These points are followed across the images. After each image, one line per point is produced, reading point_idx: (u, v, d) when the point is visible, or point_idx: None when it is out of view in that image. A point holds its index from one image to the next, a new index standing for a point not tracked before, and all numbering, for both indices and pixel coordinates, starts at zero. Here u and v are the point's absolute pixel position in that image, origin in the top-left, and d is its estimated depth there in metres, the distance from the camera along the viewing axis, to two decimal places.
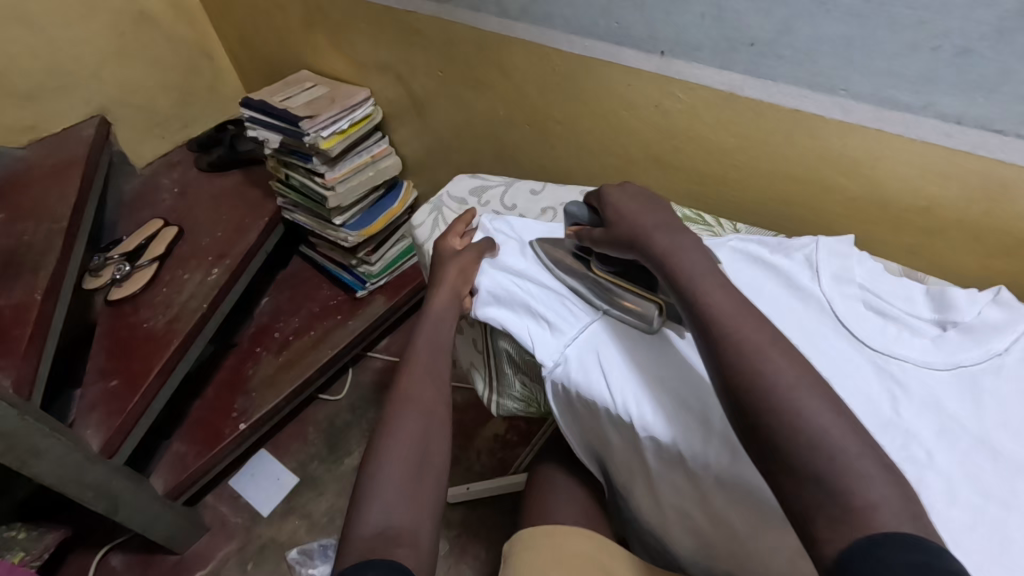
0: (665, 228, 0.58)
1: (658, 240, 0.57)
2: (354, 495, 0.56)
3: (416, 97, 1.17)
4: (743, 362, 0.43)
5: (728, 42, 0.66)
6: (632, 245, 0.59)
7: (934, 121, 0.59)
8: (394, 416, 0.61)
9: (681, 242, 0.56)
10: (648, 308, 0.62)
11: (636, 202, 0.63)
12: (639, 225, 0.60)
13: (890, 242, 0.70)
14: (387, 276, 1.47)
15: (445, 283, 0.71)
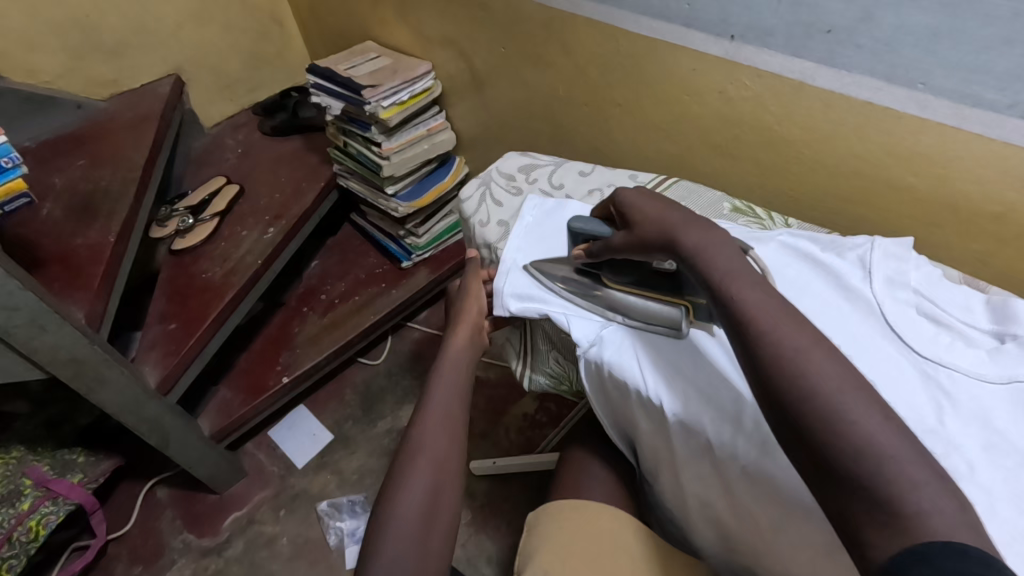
0: (694, 222, 0.53)
1: (689, 234, 0.51)
2: (369, 529, 0.61)
3: (477, 72, 1.17)
4: (794, 364, 0.41)
5: (803, 28, 0.64)
6: (666, 244, 0.53)
7: (1018, 122, 0.55)
8: (409, 455, 0.64)
9: (713, 244, 0.50)
10: (676, 312, 0.59)
11: (657, 202, 0.57)
12: (664, 220, 0.54)
13: (958, 249, 0.66)
14: (432, 249, 1.49)
15: (465, 323, 0.74)
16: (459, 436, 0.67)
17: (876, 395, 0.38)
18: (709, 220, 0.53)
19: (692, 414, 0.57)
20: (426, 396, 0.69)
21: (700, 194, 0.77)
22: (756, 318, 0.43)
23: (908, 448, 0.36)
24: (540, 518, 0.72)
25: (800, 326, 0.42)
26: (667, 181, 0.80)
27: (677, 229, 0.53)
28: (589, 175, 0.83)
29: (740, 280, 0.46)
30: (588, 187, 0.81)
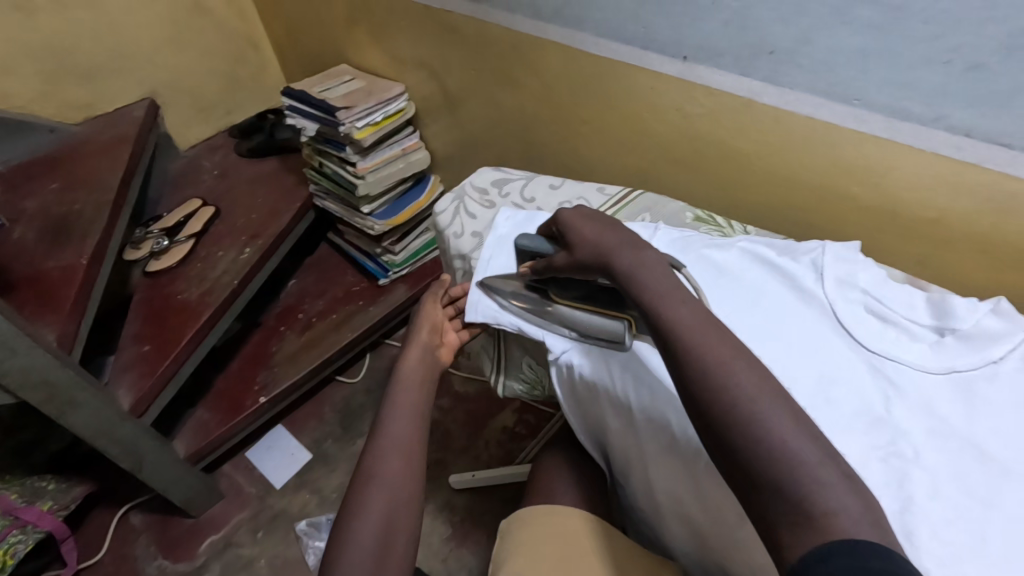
0: (626, 243, 0.59)
1: (623, 256, 0.57)
2: (329, 550, 0.61)
3: (449, 93, 1.21)
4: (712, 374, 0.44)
5: (749, 50, 0.68)
6: (602, 260, 0.58)
7: (944, 134, 0.59)
8: (367, 473, 0.66)
9: (642, 261, 0.55)
10: (616, 325, 0.63)
11: (596, 223, 0.63)
12: (599, 240, 0.60)
13: (901, 253, 0.70)
14: (409, 266, 1.51)
15: (415, 344, 0.76)
16: (414, 451, 0.68)
17: (788, 401, 0.42)
18: (640, 242, 0.59)
19: (658, 410, 0.60)
20: (384, 415, 0.71)
21: (664, 204, 0.81)
22: (687, 331, 0.47)
23: (817, 450, 0.39)
24: (507, 530, 0.73)
25: (718, 337, 0.46)
26: (634, 194, 0.83)
27: (614, 248, 0.58)
28: (559, 188, 0.86)
29: (672, 297, 0.51)
30: (559, 200, 0.84)
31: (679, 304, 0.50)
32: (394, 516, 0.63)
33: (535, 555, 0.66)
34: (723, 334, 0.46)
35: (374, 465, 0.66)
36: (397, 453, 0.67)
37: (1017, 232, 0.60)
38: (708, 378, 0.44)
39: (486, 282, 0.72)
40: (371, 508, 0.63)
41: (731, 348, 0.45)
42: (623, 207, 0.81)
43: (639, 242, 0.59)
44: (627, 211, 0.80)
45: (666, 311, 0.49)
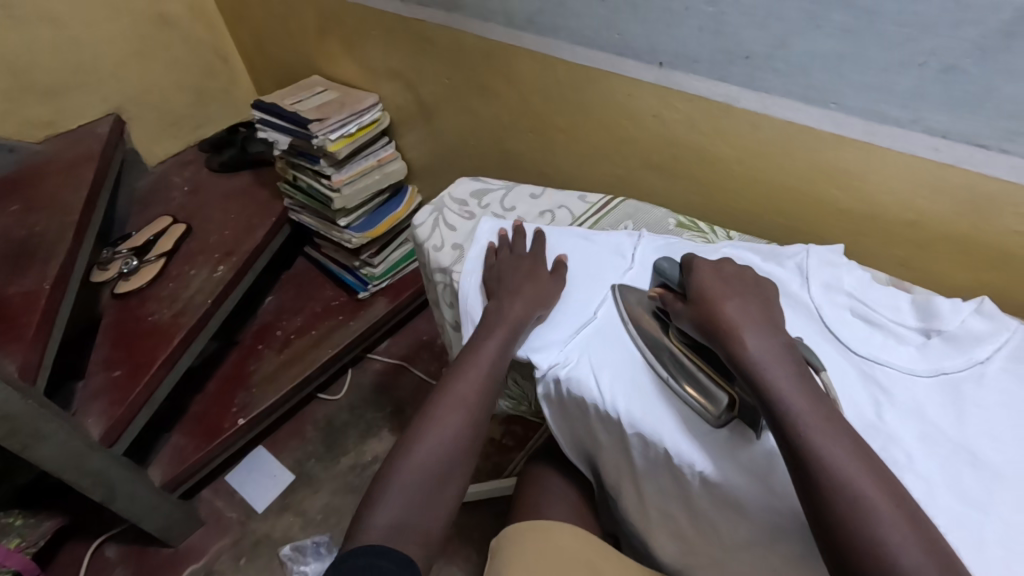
0: (756, 325, 0.53)
1: (749, 338, 0.51)
2: (372, 485, 0.58)
3: (424, 103, 1.19)
4: (826, 465, 0.44)
5: (724, 55, 0.67)
6: (721, 338, 0.53)
7: (921, 135, 0.59)
8: (428, 418, 0.61)
9: (772, 357, 0.50)
10: (717, 398, 0.55)
11: (730, 285, 0.57)
12: (722, 317, 0.54)
13: (879, 253, 0.71)
14: (389, 278, 1.48)
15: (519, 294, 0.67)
16: (477, 418, 0.62)
17: (930, 539, 0.41)
18: (774, 325, 0.53)
19: (650, 427, 0.57)
20: (459, 361, 0.65)
21: (644, 211, 0.80)
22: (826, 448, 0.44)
23: (935, 561, 0.39)
24: (520, 530, 0.67)
25: (859, 459, 0.44)
26: (614, 202, 0.82)
27: (740, 329, 0.52)
28: (540, 198, 0.85)
29: (808, 405, 0.47)
30: (540, 210, 0.83)
31: (818, 411, 0.46)
32: (442, 476, 0.59)
33: (571, 556, 0.62)
34: (861, 452, 0.44)
35: (437, 414, 0.61)
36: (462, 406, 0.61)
37: (995, 231, 0.60)
38: (851, 512, 0.41)
39: (622, 288, 0.67)
40: (422, 459, 0.59)
41: (875, 478, 0.43)
42: (603, 217, 0.80)
43: (778, 326, 0.53)
44: (608, 220, 0.80)
45: (799, 417, 0.46)
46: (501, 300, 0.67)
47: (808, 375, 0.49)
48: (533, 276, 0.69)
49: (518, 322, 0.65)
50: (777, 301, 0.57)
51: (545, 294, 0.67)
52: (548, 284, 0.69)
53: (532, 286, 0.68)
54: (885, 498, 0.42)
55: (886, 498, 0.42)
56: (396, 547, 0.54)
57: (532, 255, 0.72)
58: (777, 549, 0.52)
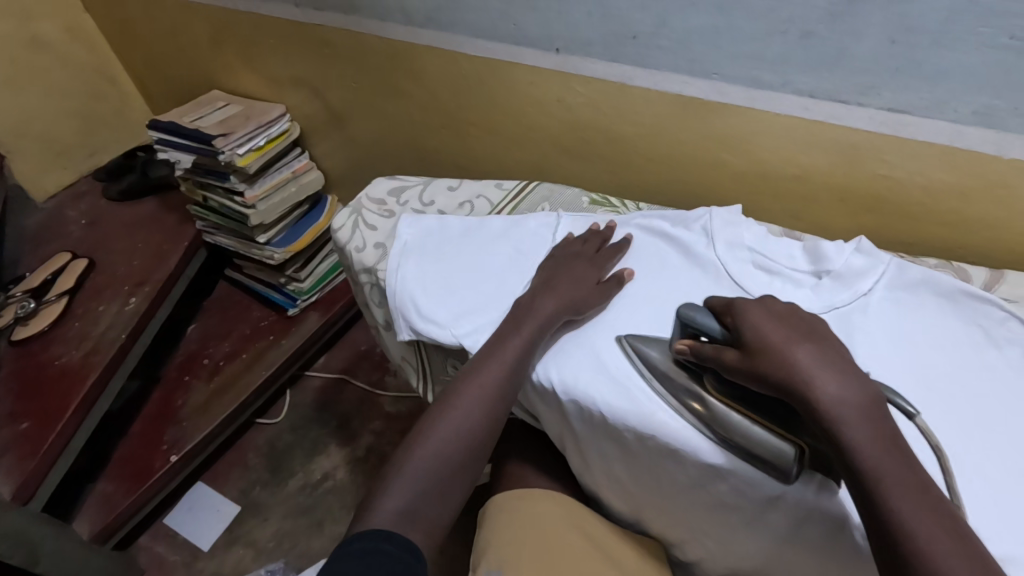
0: (834, 373, 0.47)
1: (824, 385, 0.47)
2: (383, 472, 0.59)
3: (333, 108, 1.17)
4: (913, 544, 0.41)
5: (614, 37, 0.71)
6: (794, 392, 0.48)
7: (793, 96, 0.65)
8: (444, 404, 0.61)
9: (853, 414, 0.45)
10: (783, 452, 0.51)
11: (789, 329, 0.51)
12: (795, 371, 0.48)
13: (772, 208, 0.77)
14: (319, 292, 1.45)
15: (551, 293, 0.65)
16: (495, 416, 0.61)
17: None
18: (852, 373, 0.48)
19: (581, 389, 0.60)
20: (480, 357, 0.63)
21: (560, 192, 0.83)
22: (888, 484, 0.43)
23: None
24: (510, 498, 0.70)
25: (943, 521, 0.41)
26: (529, 186, 0.84)
27: (814, 375, 0.47)
28: (458, 189, 0.86)
29: (886, 453, 0.44)
30: (458, 201, 0.84)
31: (898, 468, 0.44)
32: (454, 465, 0.58)
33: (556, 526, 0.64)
34: (950, 522, 0.41)
35: (453, 401, 0.61)
36: (482, 395, 0.60)
37: (866, 177, 0.67)
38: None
39: (631, 338, 0.61)
40: (435, 445, 0.59)
41: (966, 554, 0.40)
42: (520, 202, 0.82)
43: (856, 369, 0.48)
44: (526, 205, 0.82)
45: (884, 478, 0.43)
46: (535, 294, 0.66)
47: (889, 428, 0.45)
48: (557, 313, 0.64)
49: (547, 318, 0.63)
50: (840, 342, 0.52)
51: (584, 297, 0.65)
52: (593, 288, 0.66)
53: (568, 285, 0.66)
54: None
55: None
56: (403, 531, 0.54)
57: (593, 255, 0.69)
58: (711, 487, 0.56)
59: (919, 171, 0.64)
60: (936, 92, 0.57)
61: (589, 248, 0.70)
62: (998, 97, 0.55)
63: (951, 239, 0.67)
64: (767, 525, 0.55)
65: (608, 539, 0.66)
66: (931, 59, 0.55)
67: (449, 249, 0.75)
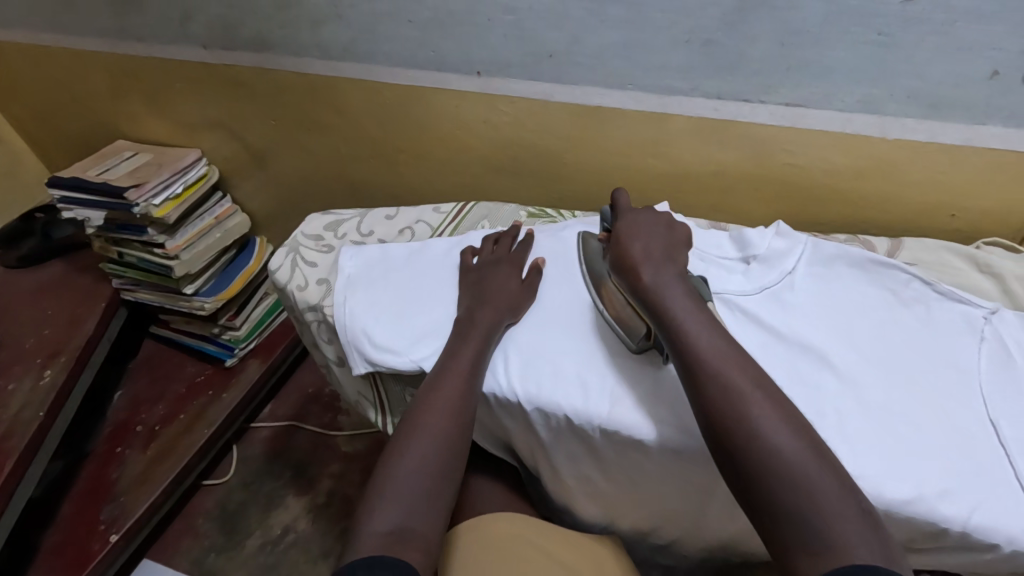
0: (659, 263, 0.59)
1: (636, 251, 0.60)
2: (366, 493, 0.56)
3: (252, 148, 1.14)
4: (723, 390, 0.49)
5: (531, 57, 0.74)
6: (626, 272, 0.60)
7: (702, 100, 0.70)
8: (415, 419, 0.59)
9: (667, 286, 0.57)
10: (635, 329, 0.61)
11: (644, 228, 0.63)
12: (629, 258, 0.60)
13: (697, 205, 0.82)
14: (256, 338, 1.39)
15: (490, 303, 0.66)
16: (465, 421, 0.59)
17: (792, 417, 0.48)
18: (671, 261, 0.60)
19: (546, 397, 0.61)
20: (436, 371, 0.62)
21: (498, 209, 0.85)
22: (700, 345, 0.52)
23: (829, 474, 0.45)
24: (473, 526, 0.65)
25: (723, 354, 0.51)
26: (467, 207, 0.85)
27: (640, 268, 0.59)
28: (395, 217, 0.86)
29: (699, 322, 0.54)
30: (397, 229, 0.84)
31: (710, 336, 0.53)
32: (436, 471, 0.56)
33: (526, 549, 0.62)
34: (727, 352, 0.52)
35: (422, 414, 0.59)
36: (451, 399, 0.60)
37: (775, 168, 0.73)
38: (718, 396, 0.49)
39: (584, 235, 0.71)
40: (415, 457, 0.57)
41: (763, 394, 0.49)
42: (461, 222, 0.83)
43: (676, 260, 0.60)
44: (467, 222, 0.83)
45: (673, 322, 0.54)
46: (471, 308, 0.67)
47: (696, 297, 0.56)
48: (497, 321, 0.65)
49: (489, 328, 0.64)
50: (685, 244, 0.63)
51: (517, 299, 0.67)
52: (518, 289, 0.68)
53: (499, 290, 0.67)
54: (785, 428, 0.47)
55: (784, 426, 0.47)
56: (398, 552, 0.50)
57: (511, 254, 0.72)
58: (679, 471, 0.59)
59: (820, 158, 0.70)
60: (824, 86, 0.64)
61: (502, 248, 0.73)
62: (877, 85, 0.62)
63: (852, 217, 0.75)
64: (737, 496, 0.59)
65: (560, 546, 0.63)
66: (816, 57, 0.61)
67: (387, 278, 0.75)
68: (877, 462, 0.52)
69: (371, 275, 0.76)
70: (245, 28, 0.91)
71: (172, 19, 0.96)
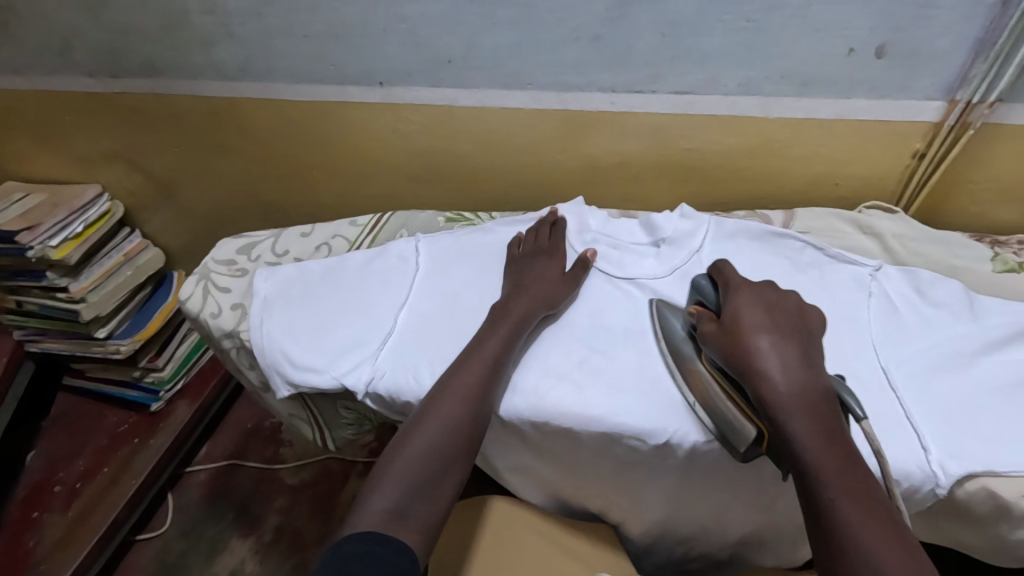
0: (790, 361, 0.51)
1: (760, 344, 0.52)
2: (374, 468, 0.56)
3: (158, 178, 1.09)
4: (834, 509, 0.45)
5: (431, 64, 0.74)
6: (741, 362, 0.52)
7: (599, 94, 0.72)
8: (433, 401, 0.58)
9: (794, 390, 0.50)
10: (746, 432, 0.52)
11: (767, 316, 0.55)
12: (749, 346, 0.53)
13: (608, 196, 0.85)
14: (184, 377, 1.31)
15: (525, 294, 0.65)
16: (485, 415, 0.58)
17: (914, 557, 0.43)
18: (809, 361, 0.52)
19: None
20: (458, 361, 0.61)
21: (414, 217, 0.84)
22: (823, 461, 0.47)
23: None
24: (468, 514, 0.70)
25: (854, 476, 0.46)
26: (384, 217, 0.85)
27: (765, 363, 0.51)
28: (311, 234, 0.84)
29: (826, 436, 0.48)
30: (313, 248, 0.82)
31: (837, 455, 0.47)
32: (442, 459, 0.56)
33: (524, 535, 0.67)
34: (859, 470, 0.46)
35: (437, 398, 0.58)
36: (469, 391, 0.58)
37: (676, 153, 0.77)
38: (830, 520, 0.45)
39: (659, 303, 0.63)
40: (420, 445, 0.56)
41: (887, 529, 0.44)
42: (378, 233, 0.83)
43: (811, 357, 0.53)
44: (384, 233, 0.83)
45: (803, 432, 0.48)
46: (506, 298, 0.65)
47: (833, 410, 0.50)
48: (532, 313, 0.63)
49: (522, 316, 0.63)
50: (817, 337, 0.55)
51: (556, 294, 0.65)
52: (558, 281, 0.67)
53: (538, 286, 0.66)
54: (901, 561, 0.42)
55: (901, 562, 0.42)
56: (390, 531, 0.51)
57: (552, 249, 0.70)
58: (609, 455, 0.60)
59: (713, 141, 0.74)
60: (706, 72, 0.67)
61: (543, 239, 0.72)
62: (752, 69, 0.66)
63: (751, 195, 0.80)
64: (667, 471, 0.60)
65: (534, 537, 0.67)
66: (695, 46, 0.65)
67: (307, 298, 0.73)
68: None
69: (289, 295, 0.74)
70: (133, 54, 0.87)
71: (51, 49, 0.90)
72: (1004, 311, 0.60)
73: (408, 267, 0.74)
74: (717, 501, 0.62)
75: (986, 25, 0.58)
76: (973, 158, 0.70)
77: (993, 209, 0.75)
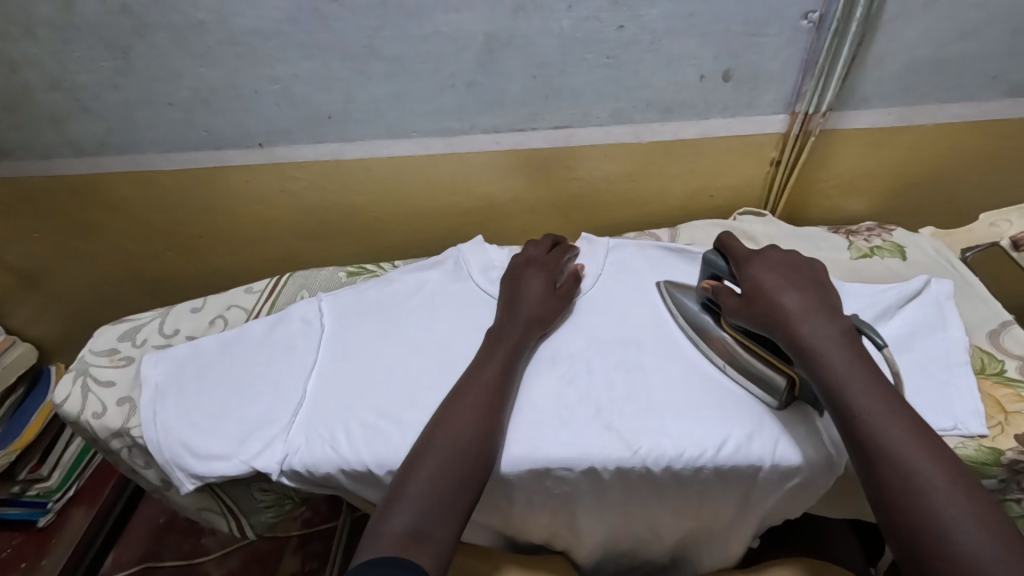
0: (814, 312, 0.54)
1: (767, 283, 0.57)
2: (383, 495, 0.53)
3: (17, 268, 0.98)
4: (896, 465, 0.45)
5: (311, 121, 0.73)
6: (767, 317, 0.55)
7: (482, 134, 0.74)
8: (442, 420, 0.56)
9: (821, 330, 0.52)
10: (778, 380, 0.57)
11: (788, 277, 0.57)
12: (760, 287, 0.57)
13: (508, 230, 0.87)
14: (77, 483, 1.17)
15: (522, 312, 0.65)
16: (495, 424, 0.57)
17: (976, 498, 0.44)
18: (830, 308, 0.55)
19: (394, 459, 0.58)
20: (462, 382, 0.60)
21: (315, 275, 0.82)
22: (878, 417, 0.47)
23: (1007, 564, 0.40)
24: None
25: (921, 442, 0.46)
26: (282, 280, 0.81)
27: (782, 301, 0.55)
28: (201, 309, 0.79)
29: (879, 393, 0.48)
30: (205, 322, 0.77)
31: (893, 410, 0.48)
32: (459, 476, 0.52)
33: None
34: (899, 401, 0.48)
35: (450, 416, 0.56)
36: (477, 410, 0.57)
37: (563, 182, 0.80)
38: (890, 461, 0.46)
39: (667, 287, 0.68)
40: (434, 462, 0.53)
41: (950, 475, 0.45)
42: (277, 298, 0.79)
43: (830, 303, 0.55)
44: (284, 297, 0.79)
45: (844, 379, 0.49)
46: (505, 317, 0.66)
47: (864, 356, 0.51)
48: (529, 332, 0.64)
49: (519, 338, 0.63)
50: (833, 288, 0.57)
51: (551, 313, 0.66)
52: (556, 302, 0.67)
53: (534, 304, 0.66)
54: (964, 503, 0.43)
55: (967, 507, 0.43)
56: (409, 555, 0.47)
57: (548, 263, 0.72)
58: (541, 489, 0.60)
59: (596, 168, 0.78)
60: (579, 107, 0.71)
61: (537, 249, 0.73)
62: (619, 101, 0.71)
63: (637, 214, 0.85)
64: (600, 494, 0.61)
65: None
66: (563, 84, 0.69)
67: (203, 380, 0.68)
68: (694, 429, 0.57)
69: (184, 379, 0.68)
70: None
71: None
72: (864, 294, 0.67)
73: (313, 329, 0.71)
74: (652, 513, 0.63)
75: (808, 48, 0.65)
76: (821, 162, 0.79)
77: (842, 203, 0.85)
